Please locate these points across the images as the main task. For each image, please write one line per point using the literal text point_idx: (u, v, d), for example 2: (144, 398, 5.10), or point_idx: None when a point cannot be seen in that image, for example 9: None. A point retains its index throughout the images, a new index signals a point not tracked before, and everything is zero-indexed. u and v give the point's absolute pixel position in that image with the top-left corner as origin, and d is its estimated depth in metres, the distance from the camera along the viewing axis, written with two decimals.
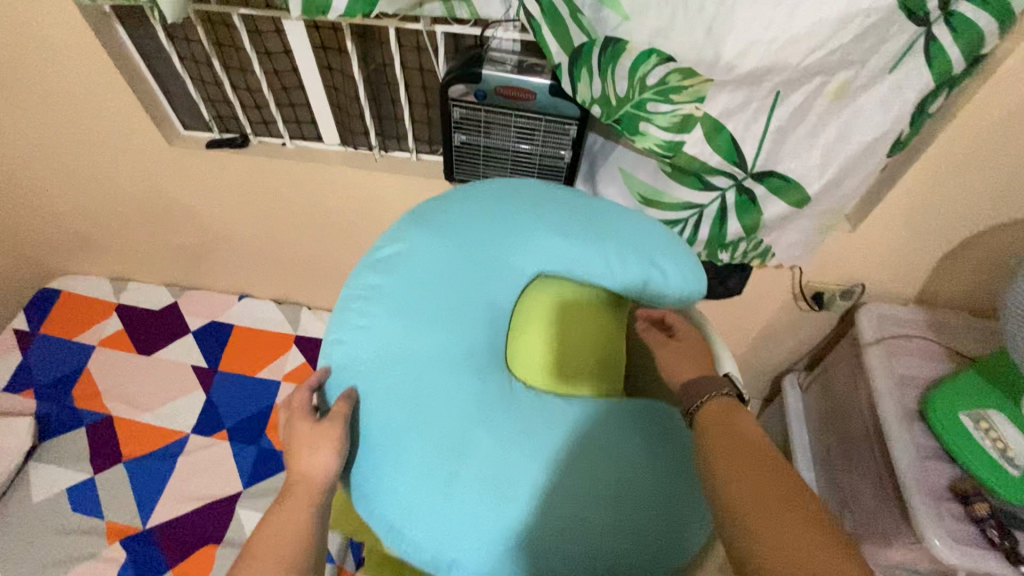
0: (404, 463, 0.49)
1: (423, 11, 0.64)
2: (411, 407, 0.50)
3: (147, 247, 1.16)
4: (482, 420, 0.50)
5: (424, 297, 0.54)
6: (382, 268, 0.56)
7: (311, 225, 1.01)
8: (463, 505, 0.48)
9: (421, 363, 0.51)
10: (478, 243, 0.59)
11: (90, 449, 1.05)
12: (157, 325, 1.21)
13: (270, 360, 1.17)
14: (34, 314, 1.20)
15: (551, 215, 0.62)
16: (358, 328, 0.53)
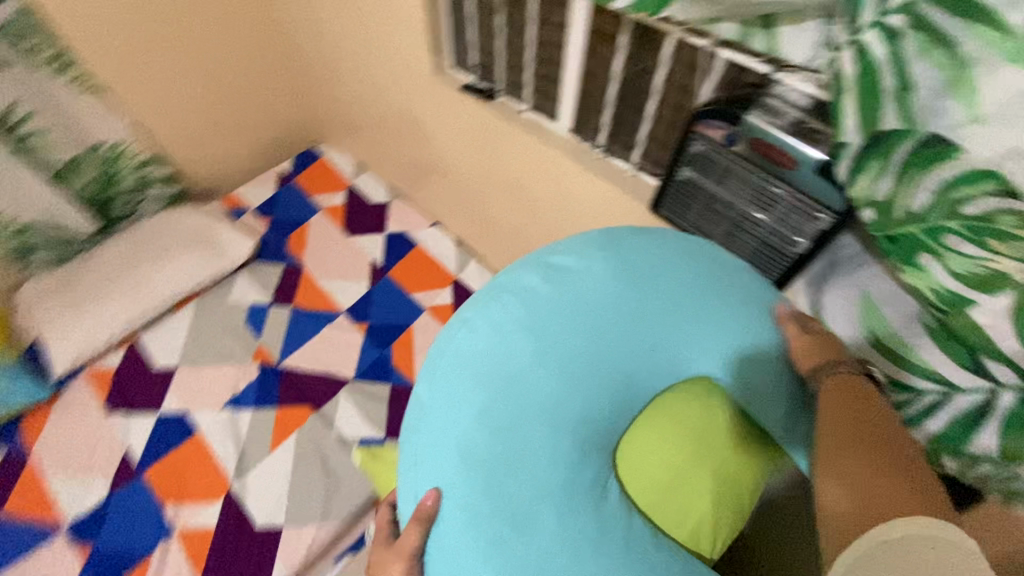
0: (457, 484, 0.47)
1: (712, 29, 0.55)
2: (496, 436, 0.47)
3: (388, 151, 1.32)
4: (553, 498, 0.46)
5: (566, 334, 0.50)
6: (547, 277, 0.53)
7: (511, 192, 1.03)
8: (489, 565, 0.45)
9: (529, 399, 0.48)
10: (652, 308, 0.52)
11: (277, 285, 1.28)
12: (365, 214, 1.39)
13: (426, 287, 1.26)
14: (297, 165, 1.49)
15: (751, 319, 0.52)
16: (499, 322, 0.51)
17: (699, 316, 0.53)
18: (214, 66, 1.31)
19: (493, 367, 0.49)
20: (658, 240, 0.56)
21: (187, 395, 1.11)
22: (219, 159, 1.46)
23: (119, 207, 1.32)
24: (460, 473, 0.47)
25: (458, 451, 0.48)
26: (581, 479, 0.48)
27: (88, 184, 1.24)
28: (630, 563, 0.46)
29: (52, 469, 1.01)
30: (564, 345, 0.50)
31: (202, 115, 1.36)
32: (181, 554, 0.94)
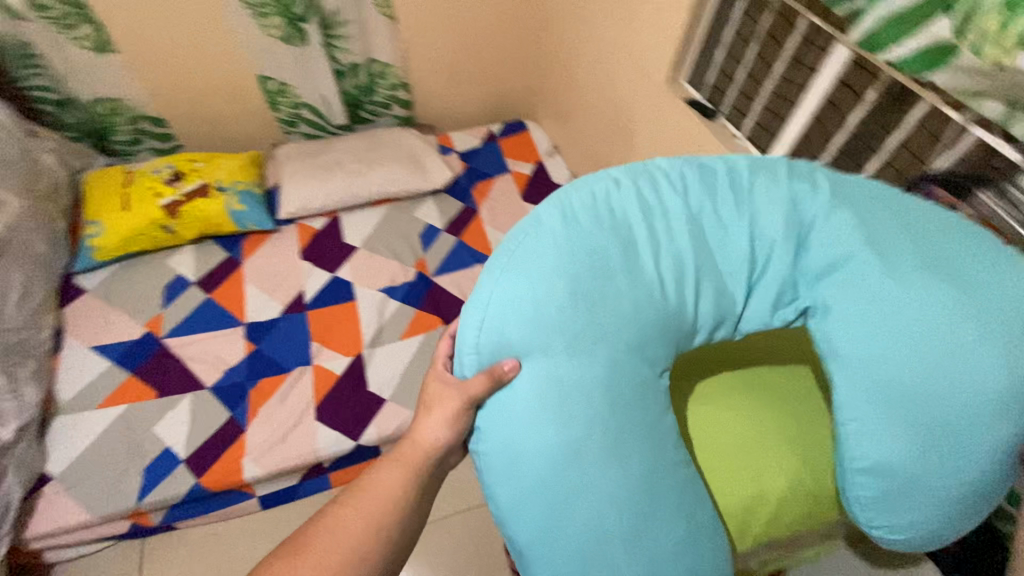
0: (538, 289, 0.51)
1: (976, 103, 0.56)
2: (595, 270, 0.52)
3: (588, 143, 1.46)
4: (615, 348, 0.51)
5: (696, 228, 0.55)
6: (707, 177, 0.57)
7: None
8: (530, 368, 0.51)
9: (636, 259, 0.53)
10: (792, 233, 0.54)
11: (454, 216, 1.47)
12: (545, 189, 1.54)
13: None
14: (505, 130, 1.69)
15: (895, 278, 0.50)
16: (649, 193, 0.56)
17: (843, 253, 0.53)
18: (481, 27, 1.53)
19: (625, 220, 0.54)
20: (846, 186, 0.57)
21: (358, 271, 1.33)
22: (449, 102, 1.71)
23: (363, 112, 1.62)
24: (547, 279, 0.51)
25: (558, 262, 0.52)
26: (643, 349, 0.52)
27: (354, 85, 1.54)
28: (645, 433, 0.51)
29: (251, 279, 1.29)
30: (688, 234, 0.55)
31: (453, 62, 1.60)
32: (308, 381, 1.13)
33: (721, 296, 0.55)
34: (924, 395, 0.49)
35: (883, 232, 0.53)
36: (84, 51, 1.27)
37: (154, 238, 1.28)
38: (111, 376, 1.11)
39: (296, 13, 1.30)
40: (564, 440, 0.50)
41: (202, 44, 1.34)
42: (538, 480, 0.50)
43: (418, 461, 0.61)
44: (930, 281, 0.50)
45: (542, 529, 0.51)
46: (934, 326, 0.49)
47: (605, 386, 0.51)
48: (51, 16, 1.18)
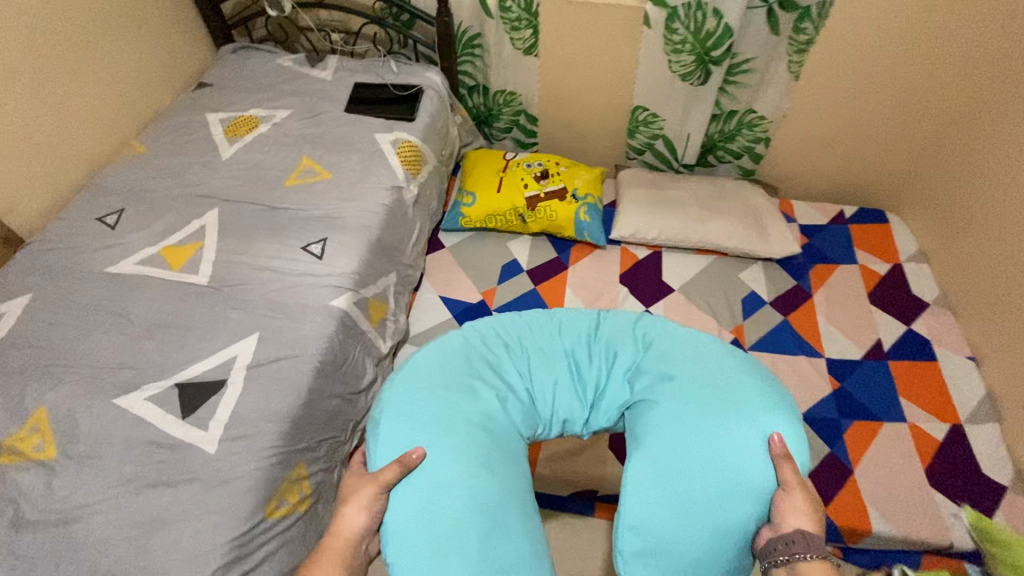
0: (422, 399, 0.83)
1: None
2: (446, 386, 0.84)
3: (994, 272, 1.23)
4: (452, 423, 0.80)
5: (541, 350, 0.92)
6: (543, 324, 0.96)
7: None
8: (421, 430, 0.80)
9: (456, 403, 0.82)
10: (575, 354, 0.92)
11: (783, 291, 1.34)
12: (900, 298, 1.32)
13: (920, 405, 1.15)
14: (860, 216, 1.50)
15: (624, 337, 0.93)
16: (460, 349, 0.90)
17: (554, 349, 0.92)
18: (884, 98, 1.37)
19: (495, 354, 0.91)
20: (621, 324, 0.95)
21: (672, 314, 1.30)
22: (802, 169, 1.57)
23: (711, 155, 1.59)
24: (422, 365, 0.88)
25: (417, 380, 0.85)
26: (495, 428, 0.81)
27: (717, 130, 1.52)
28: (497, 476, 0.77)
29: (572, 285, 1.35)
30: (539, 346, 0.93)
31: (830, 131, 1.47)
32: None
33: (536, 382, 0.89)
34: (682, 480, 0.76)
35: (602, 330, 0.94)
36: (516, 51, 1.44)
37: (507, 222, 1.42)
38: (449, 329, 1.26)
39: (712, 56, 1.30)
40: (445, 454, 0.77)
41: (606, 63, 1.44)
42: (423, 486, 0.76)
43: (343, 549, 0.76)
44: (634, 369, 0.89)
45: (418, 513, 0.74)
46: (629, 355, 0.91)
47: (462, 427, 0.79)
48: (508, 17, 1.37)
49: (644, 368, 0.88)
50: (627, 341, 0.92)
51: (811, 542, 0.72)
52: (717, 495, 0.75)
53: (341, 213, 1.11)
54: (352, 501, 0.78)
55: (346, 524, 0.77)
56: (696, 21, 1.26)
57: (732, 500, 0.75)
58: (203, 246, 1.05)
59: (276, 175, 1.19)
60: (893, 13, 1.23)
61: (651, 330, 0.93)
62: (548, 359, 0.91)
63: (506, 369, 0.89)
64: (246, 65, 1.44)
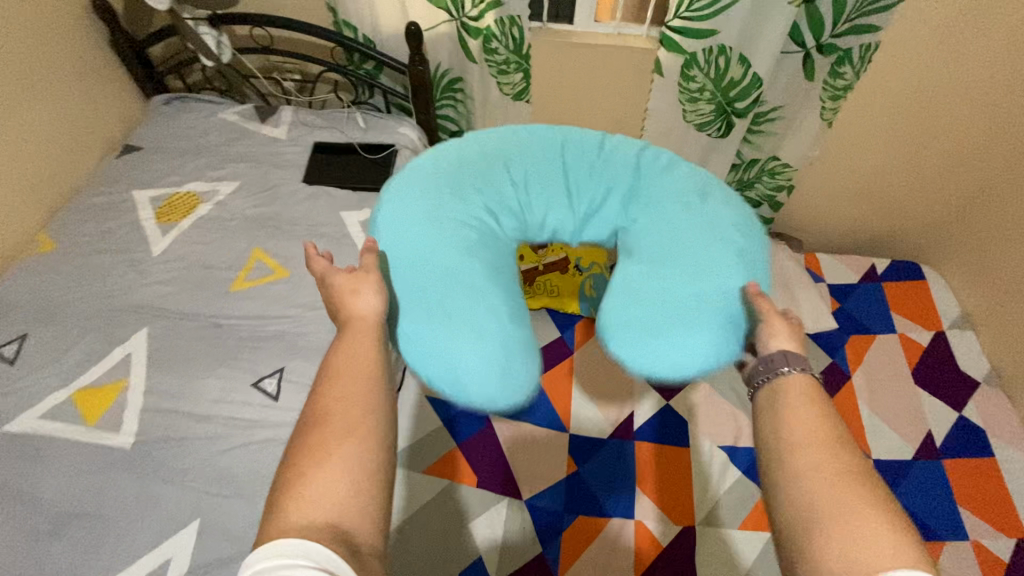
0: (433, 206, 0.62)
1: None
2: (477, 155, 0.65)
3: None
4: (449, 199, 0.62)
5: (533, 162, 0.66)
6: (546, 135, 0.68)
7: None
8: (433, 218, 0.60)
9: (467, 158, 0.66)
10: (568, 167, 0.66)
11: (817, 374, 1.19)
12: (947, 377, 1.18)
13: (983, 516, 1.01)
14: (894, 271, 1.34)
15: (629, 153, 0.67)
16: (477, 148, 0.67)
17: (555, 155, 0.66)
18: (926, 148, 1.19)
19: (491, 168, 0.65)
20: (628, 145, 0.68)
21: (696, 408, 1.14)
22: (828, 218, 1.40)
23: None
24: (444, 164, 0.65)
25: (435, 166, 0.65)
26: (500, 227, 0.63)
27: (735, 179, 1.34)
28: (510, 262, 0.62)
29: (581, 376, 1.18)
30: (529, 153, 0.66)
31: (863, 180, 1.29)
32: (628, 543, 0.99)
33: (517, 188, 0.64)
34: (660, 275, 0.58)
35: (611, 144, 0.68)
36: (503, 98, 1.23)
37: None
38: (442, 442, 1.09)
39: (736, 107, 1.12)
40: (455, 216, 0.61)
41: (609, 109, 1.24)
42: (422, 264, 0.59)
43: (364, 332, 0.53)
44: (606, 146, 0.68)
45: (410, 322, 0.57)
46: (618, 149, 0.67)
47: (460, 181, 0.64)
48: (494, 60, 1.14)
49: (607, 180, 0.65)
50: (623, 167, 0.66)
51: (788, 358, 0.52)
52: (685, 314, 0.56)
53: (301, 326, 0.91)
54: (355, 288, 0.55)
55: (357, 311, 0.53)
56: (719, 67, 1.07)
57: (697, 326, 0.56)
58: (129, 383, 0.84)
59: (218, 273, 0.97)
60: (945, 56, 1.04)
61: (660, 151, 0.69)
62: (544, 159, 0.66)
63: (494, 177, 0.64)
64: (180, 121, 1.19)
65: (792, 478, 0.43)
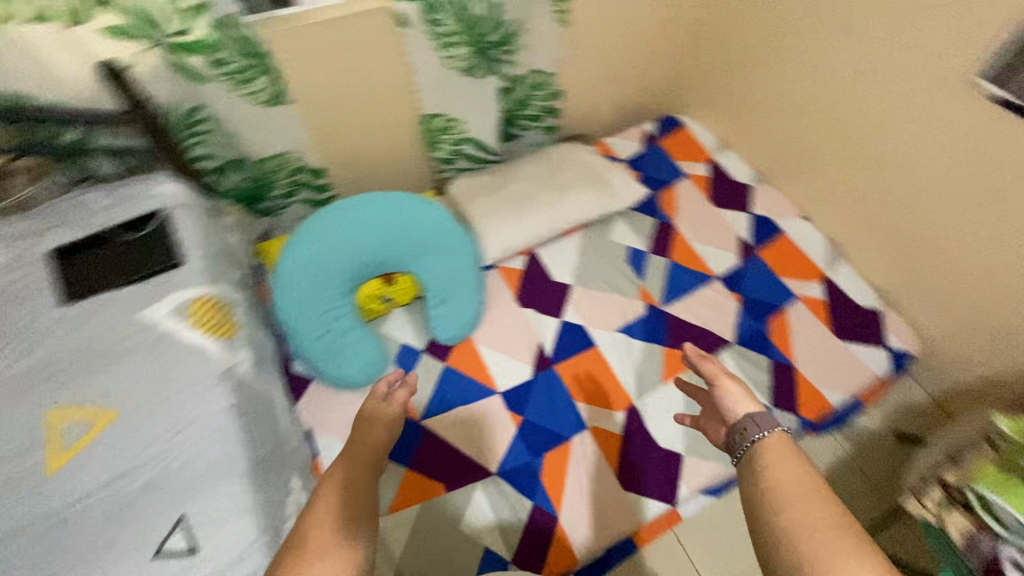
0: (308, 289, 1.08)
1: None
2: (332, 252, 1.09)
3: (782, 139, 1.41)
4: (325, 261, 1.09)
5: (368, 247, 1.11)
6: (370, 218, 1.12)
7: (979, 218, 1.06)
8: (312, 277, 1.08)
9: (327, 236, 1.09)
10: (391, 242, 1.13)
11: (652, 235, 1.37)
12: (731, 191, 1.46)
13: (796, 276, 1.30)
14: (662, 129, 1.59)
15: (406, 214, 1.14)
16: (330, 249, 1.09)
17: (396, 252, 1.14)
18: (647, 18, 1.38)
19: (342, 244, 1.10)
20: (419, 211, 1.16)
21: (585, 311, 1.25)
22: (601, 106, 1.56)
23: (514, 128, 1.45)
24: (313, 261, 1.08)
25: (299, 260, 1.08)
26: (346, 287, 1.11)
27: (510, 102, 1.37)
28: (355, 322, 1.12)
29: (482, 340, 1.20)
30: (368, 238, 1.11)
31: (611, 65, 1.46)
32: (594, 450, 1.07)
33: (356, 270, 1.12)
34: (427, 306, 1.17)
35: (402, 226, 1.14)
36: (260, 106, 1.08)
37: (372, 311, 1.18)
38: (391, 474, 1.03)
39: (489, 41, 1.19)
40: (310, 274, 1.08)
41: (381, 80, 1.17)
42: (309, 319, 1.08)
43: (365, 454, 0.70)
44: (402, 214, 1.14)
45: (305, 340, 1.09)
46: (414, 213, 1.15)
47: (331, 274, 1.10)
48: (229, 71, 1.00)
49: (405, 252, 1.15)
50: (410, 222, 1.14)
51: (762, 420, 0.66)
52: (453, 319, 1.17)
53: (173, 460, 0.74)
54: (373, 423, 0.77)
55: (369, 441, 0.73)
56: (460, 5, 1.09)
57: (458, 307, 1.17)
58: None
59: (16, 462, 0.73)
60: None
61: (409, 212, 1.15)
62: (381, 255, 1.13)
63: (343, 254, 1.10)
64: None
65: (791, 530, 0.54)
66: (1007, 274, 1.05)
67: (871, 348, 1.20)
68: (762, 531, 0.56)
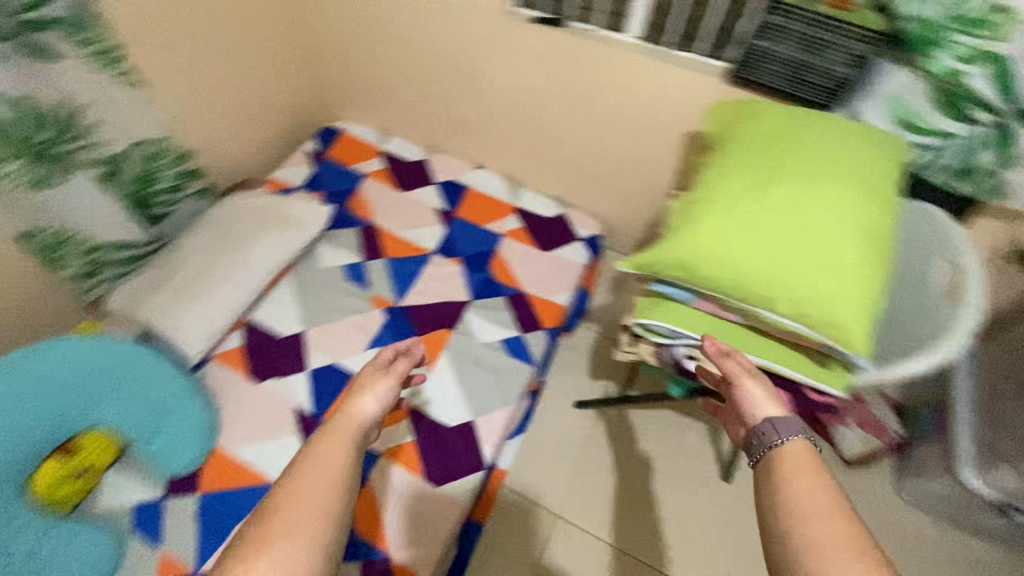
0: None
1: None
2: None
3: (425, 110, 1.49)
4: None
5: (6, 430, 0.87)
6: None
7: (581, 114, 1.27)
8: None
9: None
10: (39, 405, 0.90)
11: (360, 244, 1.36)
12: (411, 172, 1.52)
13: (494, 219, 1.44)
14: (323, 142, 1.56)
15: (35, 366, 0.90)
16: None
17: (54, 412, 0.92)
18: (243, 44, 1.30)
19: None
20: (56, 351, 0.93)
21: (328, 348, 1.18)
22: (249, 142, 1.45)
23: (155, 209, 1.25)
24: None
25: None
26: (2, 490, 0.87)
27: (130, 185, 1.16)
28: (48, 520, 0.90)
29: (233, 441, 1.04)
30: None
31: (231, 106, 1.35)
32: (394, 471, 1.05)
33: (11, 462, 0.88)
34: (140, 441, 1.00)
35: (43, 379, 0.91)
36: None
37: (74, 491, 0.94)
38: None
39: (42, 138, 0.96)
40: None
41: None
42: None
43: (352, 427, 0.74)
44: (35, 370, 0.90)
45: None
46: (45, 362, 0.91)
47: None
48: None
49: (77, 405, 0.95)
50: (51, 374, 0.92)
51: (782, 428, 0.66)
52: (181, 440, 1.01)
53: None
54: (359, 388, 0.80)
55: (356, 415, 0.76)
56: None
57: (179, 429, 1.01)
58: None
59: None
60: None
61: (39, 357, 0.91)
62: (33, 429, 0.90)
63: None
64: None
65: (805, 542, 0.54)
66: (619, 147, 1.29)
67: (570, 246, 1.40)
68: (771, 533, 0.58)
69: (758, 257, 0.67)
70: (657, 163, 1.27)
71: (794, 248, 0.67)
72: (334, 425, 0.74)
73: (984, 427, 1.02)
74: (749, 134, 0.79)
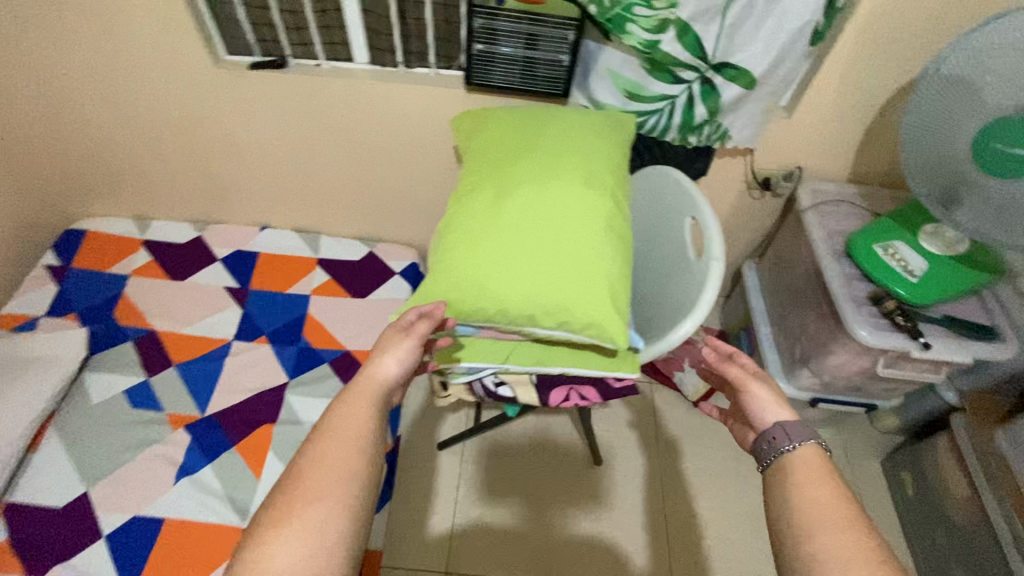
0: None
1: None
2: None
3: (177, 183, 1.30)
4: None
5: None
6: None
7: (348, 151, 1.19)
8: None
9: None
10: None
11: (140, 358, 1.15)
12: (186, 255, 1.32)
13: (297, 280, 1.30)
14: (64, 251, 1.30)
15: None
16: None
17: None
18: None
19: None
20: None
21: (124, 500, 0.98)
22: None
23: None
24: None
25: None
26: None
27: None
28: None
29: None
30: None
31: None
32: None
33: None
34: None
35: None
36: None
37: None
38: None
39: None
40: None
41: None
42: None
43: (375, 394, 0.62)
44: None
45: None
46: None
47: None
48: None
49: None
50: None
51: (791, 431, 0.64)
52: None
53: None
54: (383, 349, 0.65)
55: (378, 375, 0.63)
56: None
57: None
58: None
59: None
60: None
61: None
62: None
63: None
64: None
65: (812, 545, 0.54)
66: (399, 174, 1.23)
67: (387, 283, 1.31)
68: (780, 536, 0.57)
69: (504, 268, 0.68)
70: (441, 181, 1.23)
71: (537, 262, 0.68)
72: (352, 387, 0.61)
73: (781, 338, 1.13)
74: (483, 153, 0.79)
